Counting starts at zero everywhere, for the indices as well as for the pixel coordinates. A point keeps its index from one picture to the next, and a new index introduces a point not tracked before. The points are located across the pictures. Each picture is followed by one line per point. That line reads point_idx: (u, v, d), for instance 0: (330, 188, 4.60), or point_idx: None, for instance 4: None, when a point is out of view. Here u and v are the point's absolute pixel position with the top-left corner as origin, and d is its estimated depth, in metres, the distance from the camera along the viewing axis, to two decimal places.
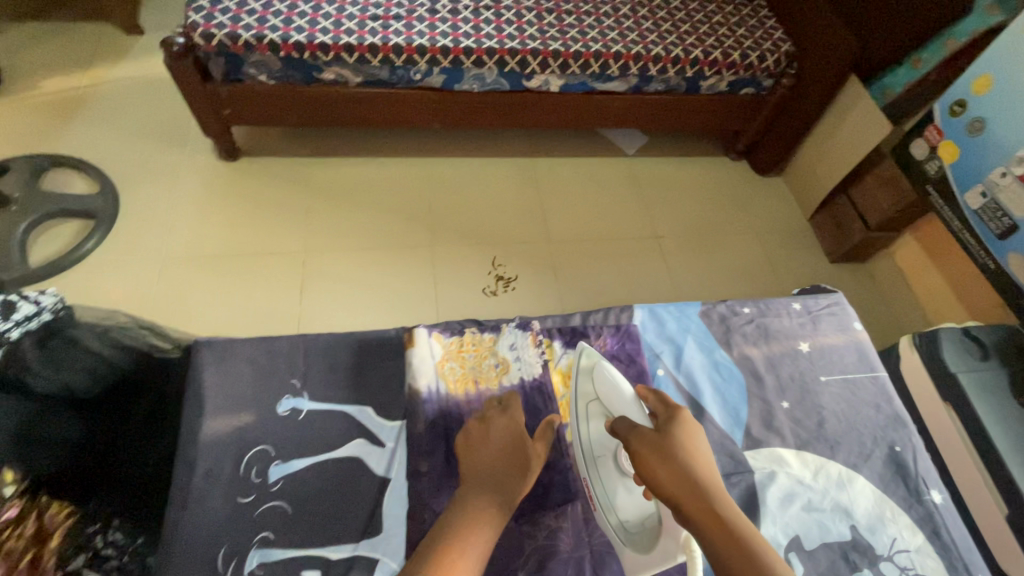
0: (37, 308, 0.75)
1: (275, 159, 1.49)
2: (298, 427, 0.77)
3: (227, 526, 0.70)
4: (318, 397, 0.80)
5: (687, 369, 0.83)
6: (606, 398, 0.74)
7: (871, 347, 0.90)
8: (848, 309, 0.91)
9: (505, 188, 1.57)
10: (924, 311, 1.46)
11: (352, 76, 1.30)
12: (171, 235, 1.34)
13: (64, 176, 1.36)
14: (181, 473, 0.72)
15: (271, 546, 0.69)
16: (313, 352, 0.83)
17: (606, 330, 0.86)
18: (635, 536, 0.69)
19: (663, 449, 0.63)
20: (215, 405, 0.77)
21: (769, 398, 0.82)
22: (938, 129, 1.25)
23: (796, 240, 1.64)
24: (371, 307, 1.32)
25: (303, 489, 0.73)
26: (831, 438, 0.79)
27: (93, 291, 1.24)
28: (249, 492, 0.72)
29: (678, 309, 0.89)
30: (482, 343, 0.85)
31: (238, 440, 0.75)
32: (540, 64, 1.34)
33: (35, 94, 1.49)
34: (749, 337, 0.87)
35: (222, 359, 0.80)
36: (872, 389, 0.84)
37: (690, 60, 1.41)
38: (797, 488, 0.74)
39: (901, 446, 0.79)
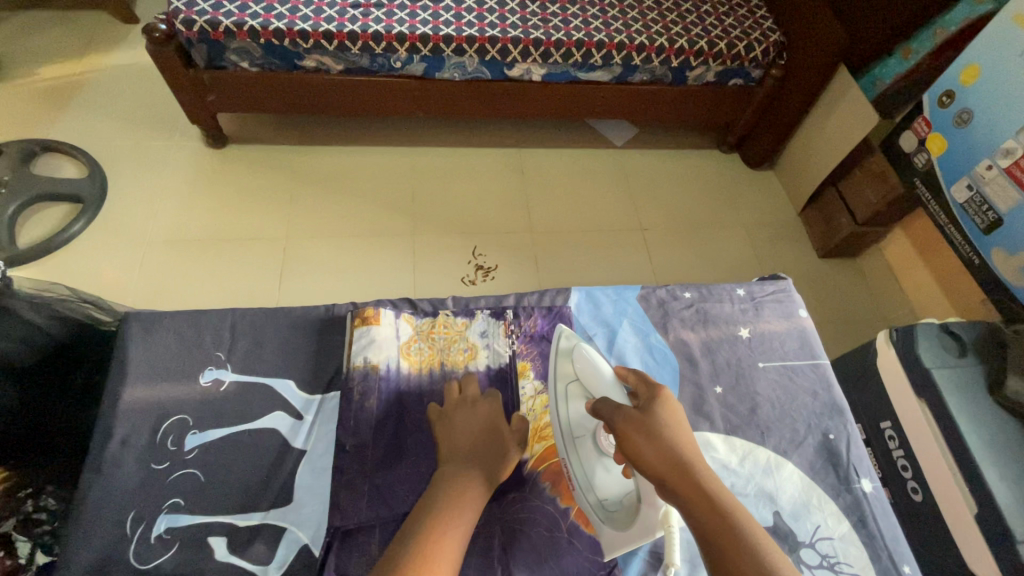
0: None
1: (262, 146, 1.51)
2: (217, 398, 0.79)
3: (139, 491, 0.71)
4: (240, 368, 0.81)
5: (619, 352, 0.83)
6: (587, 379, 0.73)
7: (816, 334, 0.88)
8: (794, 296, 0.90)
9: (489, 177, 1.56)
10: (912, 308, 1.43)
11: (333, 64, 1.30)
12: (156, 220, 1.37)
13: (54, 160, 1.39)
14: (97, 439, 0.73)
15: (180, 511, 0.70)
16: (241, 326, 0.85)
17: (537, 311, 0.88)
18: (613, 514, 0.69)
19: (647, 423, 0.62)
20: (137, 375, 0.78)
21: (702, 382, 0.81)
22: (927, 121, 1.23)
23: (785, 233, 1.61)
24: (349, 293, 1.33)
25: (216, 458, 0.74)
26: (762, 424, 0.78)
27: (76, 272, 1.26)
28: (163, 459, 0.73)
29: (616, 292, 0.89)
30: (453, 326, 0.86)
31: (158, 409, 0.76)
32: (521, 52, 1.33)
33: (31, 80, 1.52)
34: (686, 321, 0.86)
35: (149, 330, 0.81)
36: (810, 377, 0.82)
37: (675, 49, 1.38)
38: (720, 473, 0.73)
39: (835, 434, 0.78)
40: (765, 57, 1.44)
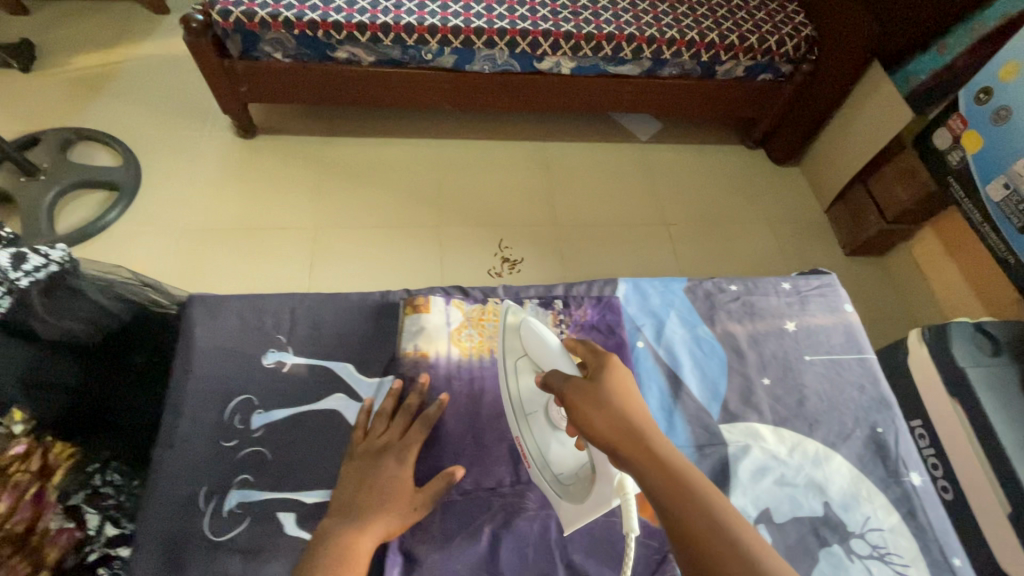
0: (45, 259, 0.69)
1: (290, 137, 1.53)
2: (279, 379, 0.80)
3: (210, 466, 0.73)
4: (303, 352, 0.82)
5: (667, 343, 0.83)
6: (530, 353, 0.72)
7: (862, 329, 0.88)
8: (839, 291, 0.90)
9: (514, 170, 1.57)
10: (940, 306, 1.42)
11: (365, 55, 1.31)
12: (188, 208, 1.39)
13: (90, 148, 1.42)
14: (171, 417, 0.76)
15: (250, 487, 0.72)
16: (300, 311, 0.85)
17: (587, 301, 0.86)
18: (570, 487, 0.69)
19: (601, 394, 0.58)
20: (201, 355, 0.79)
21: (749, 373, 0.81)
22: (962, 117, 1.21)
23: (811, 230, 1.60)
24: (377, 283, 1.35)
25: (282, 437, 0.76)
26: (810, 416, 0.78)
27: (112, 259, 1.29)
28: (232, 437, 0.75)
29: (663, 284, 0.89)
30: (502, 314, 0.87)
31: (225, 390, 0.78)
32: (551, 45, 1.33)
33: (65, 69, 1.55)
34: (733, 314, 0.86)
35: (212, 313, 0.82)
36: (857, 370, 0.82)
37: (706, 43, 1.38)
38: (770, 463, 0.73)
39: (883, 427, 0.78)
40: (796, 52, 1.43)
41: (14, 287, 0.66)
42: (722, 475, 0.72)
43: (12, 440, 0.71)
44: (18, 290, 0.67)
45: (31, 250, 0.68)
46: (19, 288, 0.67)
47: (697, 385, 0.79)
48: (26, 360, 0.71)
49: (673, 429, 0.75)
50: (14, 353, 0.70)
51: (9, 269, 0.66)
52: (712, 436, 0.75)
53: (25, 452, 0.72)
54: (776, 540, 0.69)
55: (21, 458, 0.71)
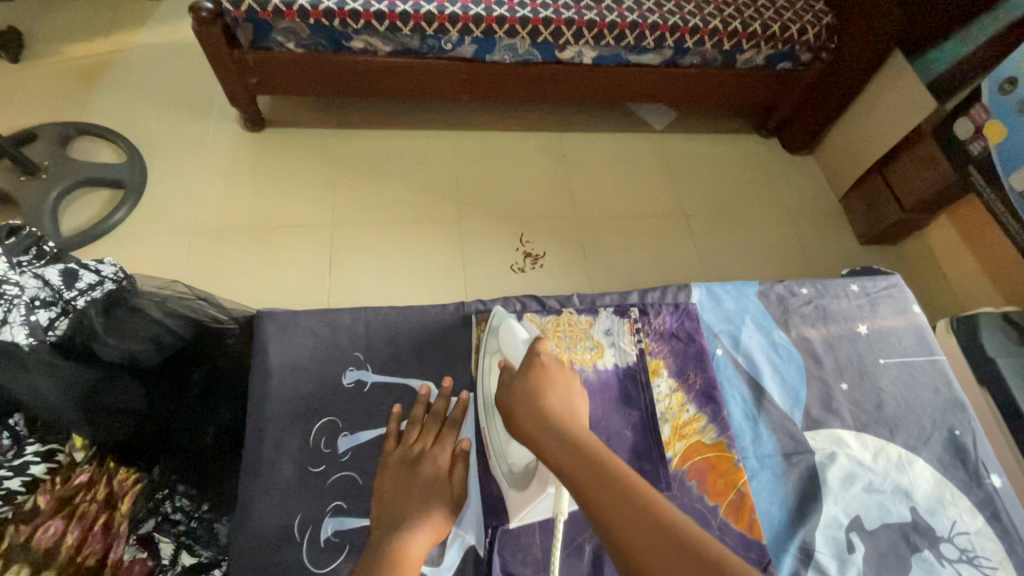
0: (98, 278, 0.79)
1: (301, 130, 1.47)
2: (362, 398, 0.78)
3: (301, 494, 0.70)
4: (380, 369, 0.80)
5: (745, 350, 0.83)
6: (505, 350, 0.73)
7: (930, 330, 0.89)
8: (906, 292, 0.91)
9: (532, 162, 1.54)
10: (956, 294, 1.44)
11: (382, 45, 1.26)
12: (199, 206, 1.34)
13: (91, 144, 1.35)
14: (253, 442, 0.73)
15: (345, 514, 0.70)
16: (374, 326, 0.83)
17: (665, 308, 0.85)
18: (518, 476, 0.68)
19: (522, 393, 0.61)
20: (280, 376, 0.77)
21: (828, 379, 0.82)
22: (985, 108, 1.21)
23: (828, 220, 1.61)
24: (400, 281, 1.32)
25: (371, 460, 0.73)
26: (890, 421, 0.79)
27: (122, 260, 1.24)
28: (320, 462, 0.72)
29: (735, 288, 0.88)
30: (578, 324, 0.83)
31: (307, 412, 0.75)
32: (574, 34, 1.30)
33: (58, 59, 1.47)
34: (807, 318, 0.86)
35: (286, 330, 0.80)
36: (930, 373, 0.84)
37: (729, 32, 1.35)
38: (857, 470, 0.74)
39: (961, 430, 0.79)
40: (817, 40, 1.41)
41: (73, 306, 0.78)
42: (811, 484, 0.73)
43: (78, 469, 0.79)
44: (76, 309, 0.78)
45: (83, 269, 0.80)
46: (77, 308, 0.78)
47: (779, 391, 0.80)
48: (85, 378, 0.78)
49: (760, 438, 0.76)
50: (75, 372, 0.77)
51: (66, 288, 0.77)
52: (798, 444, 0.76)
53: (90, 481, 0.79)
54: (870, 549, 0.70)
55: (87, 487, 0.79)
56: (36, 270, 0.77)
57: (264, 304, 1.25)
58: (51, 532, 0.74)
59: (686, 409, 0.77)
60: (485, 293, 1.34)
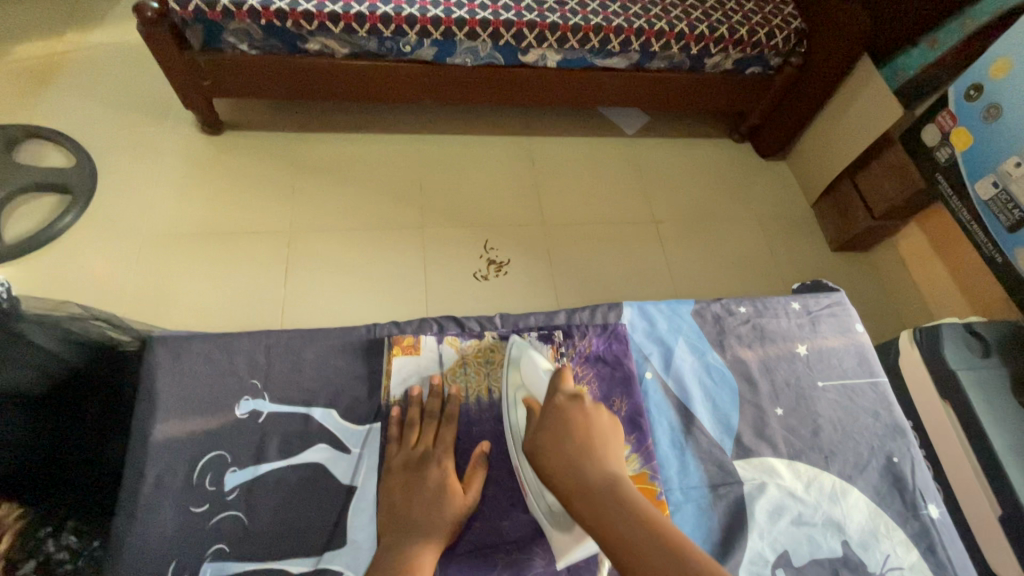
0: None
1: (260, 133, 1.43)
2: (256, 430, 0.74)
3: (181, 538, 0.67)
4: (279, 398, 0.77)
5: (677, 373, 0.81)
6: (529, 383, 0.74)
7: (872, 349, 0.87)
8: (849, 310, 0.89)
9: (499, 167, 1.51)
10: (926, 302, 1.42)
11: (338, 47, 1.23)
12: (148, 212, 1.29)
13: (39, 148, 1.31)
14: (130, 481, 0.69)
15: (227, 558, 0.66)
16: (276, 350, 0.80)
17: (592, 330, 0.82)
18: (559, 517, 0.68)
19: (550, 441, 0.61)
20: (167, 405, 0.73)
21: (762, 404, 0.79)
22: (952, 113, 1.20)
23: (798, 226, 1.59)
24: (357, 292, 1.28)
25: (260, 499, 0.70)
26: (826, 448, 0.77)
27: (67, 269, 1.19)
28: (203, 501, 0.69)
29: (669, 307, 0.86)
30: (501, 350, 0.83)
31: (192, 446, 0.72)
32: (537, 37, 1.26)
33: (9, 60, 1.42)
34: (743, 338, 0.84)
35: (177, 356, 0.76)
36: (871, 396, 0.82)
37: (696, 35, 1.33)
38: (787, 501, 0.72)
39: (899, 457, 0.78)
40: (786, 45, 1.39)
41: None
42: (737, 518, 0.71)
43: None
44: None
45: None
46: None
47: (709, 419, 0.78)
48: None
49: (686, 469, 0.74)
50: None
51: None
52: (727, 474, 0.73)
53: None
54: None
55: None
56: None
57: (214, 313, 1.21)
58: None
59: None
60: (447, 303, 1.30)
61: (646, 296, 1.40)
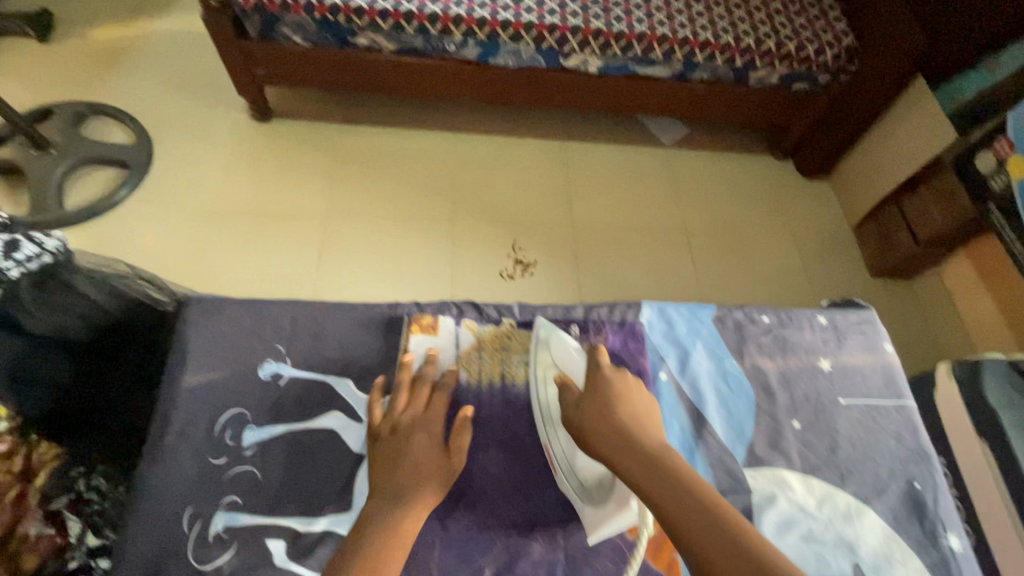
0: (39, 249, 0.75)
1: (305, 123, 1.49)
2: (276, 392, 0.77)
3: (198, 484, 0.70)
4: (299, 364, 0.79)
5: (691, 376, 0.79)
6: (563, 363, 0.76)
7: (901, 371, 0.84)
8: (878, 329, 0.86)
9: (533, 169, 1.52)
10: (969, 336, 1.36)
11: (386, 43, 1.27)
12: (196, 190, 1.36)
13: (104, 124, 1.40)
14: (157, 428, 0.73)
15: (238, 510, 0.69)
16: (299, 319, 0.83)
17: (608, 326, 0.82)
18: (593, 491, 0.70)
19: (596, 405, 0.62)
20: (196, 360, 0.77)
21: (779, 416, 0.77)
22: (1010, 141, 1.12)
23: (837, 248, 1.54)
24: (386, 281, 1.31)
25: (274, 457, 0.73)
26: (842, 465, 0.75)
27: (119, 237, 1.27)
28: (222, 454, 0.72)
29: (690, 310, 0.85)
30: (517, 337, 0.85)
31: (214, 402, 0.75)
32: (579, 42, 1.28)
33: (84, 41, 1.52)
34: (764, 348, 0.82)
35: (207, 318, 0.80)
36: (895, 418, 0.79)
37: (741, 48, 1.32)
38: (797, 516, 0.70)
39: (921, 483, 0.74)
40: (835, 61, 1.35)
41: (6, 277, 0.74)
42: None
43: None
44: (9, 280, 0.74)
45: (24, 238, 0.74)
46: (10, 278, 0.74)
47: (721, 425, 0.76)
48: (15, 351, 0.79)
49: (694, 471, 0.72)
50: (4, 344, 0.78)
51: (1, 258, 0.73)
52: (735, 482, 0.72)
53: (9, 451, 0.80)
54: None
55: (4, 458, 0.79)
56: None
57: (250, 291, 1.26)
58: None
59: None
60: (472, 299, 1.32)
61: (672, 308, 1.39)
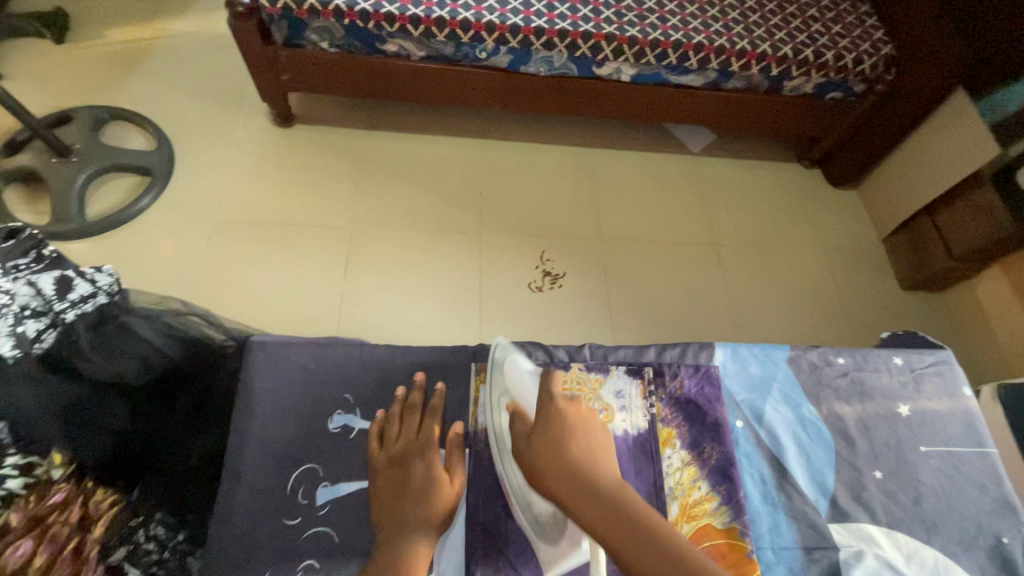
0: (92, 288, 0.82)
1: (328, 129, 1.46)
2: (346, 444, 0.76)
3: (274, 548, 0.68)
4: (369, 414, 0.78)
5: (769, 424, 0.79)
6: (515, 388, 0.74)
7: (980, 416, 0.84)
8: (956, 371, 0.85)
9: (559, 178, 1.49)
10: (1003, 355, 1.34)
11: (415, 50, 1.24)
12: (219, 199, 1.33)
13: (124, 129, 1.37)
14: (228, 485, 0.71)
15: (314, 574, 0.67)
16: (363, 362, 0.82)
17: (684, 370, 0.81)
18: (547, 528, 0.69)
19: (547, 443, 0.62)
20: (265, 413, 0.76)
21: (860, 465, 0.78)
22: None
23: (867, 261, 1.52)
24: (413, 295, 1.28)
25: (347, 516, 0.71)
26: (928, 518, 0.75)
27: (143, 247, 1.25)
28: (296, 514, 0.70)
29: (763, 352, 0.84)
30: (587, 382, 0.79)
31: (286, 457, 0.74)
32: (614, 50, 1.25)
33: (101, 42, 1.49)
34: (841, 393, 0.82)
35: (275, 363, 0.79)
36: (978, 468, 0.79)
37: (778, 57, 1.28)
38: (886, 573, 0.70)
39: (1008, 537, 0.74)
40: (873, 71, 1.33)
41: (62, 319, 0.80)
42: None
43: (53, 486, 0.76)
44: (65, 322, 0.81)
45: (79, 277, 0.81)
46: (66, 321, 0.81)
47: (804, 477, 0.76)
48: (72, 394, 0.81)
49: (778, 527, 0.73)
50: (62, 387, 0.80)
51: (59, 299, 0.79)
52: (822, 538, 0.72)
53: (64, 500, 0.75)
54: None
55: (61, 507, 0.74)
56: (29, 277, 0.75)
57: (277, 304, 1.23)
58: (18, 553, 0.67)
59: (697, 486, 0.74)
60: (500, 312, 1.29)
61: (702, 321, 1.36)
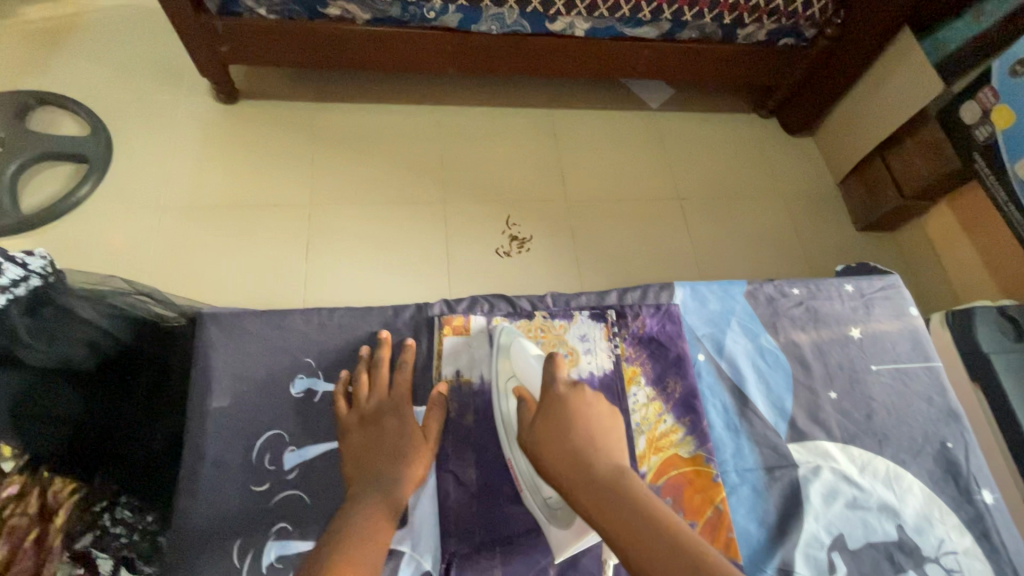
0: (24, 272, 0.73)
1: (276, 103, 1.40)
2: (312, 408, 0.75)
3: (242, 515, 0.68)
4: (332, 377, 0.78)
5: (729, 355, 0.82)
6: (519, 371, 0.73)
7: (927, 334, 0.88)
8: (903, 293, 0.90)
9: (520, 141, 1.47)
10: (952, 285, 1.41)
11: (359, 12, 1.18)
12: (166, 183, 1.27)
13: (52, 115, 1.28)
14: (190, 460, 0.70)
15: (289, 537, 0.67)
16: (328, 328, 0.81)
17: (646, 310, 0.84)
18: (558, 512, 0.66)
19: (546, 430, 0.60)
20: (222, 385, 0.75)
21: (816, 388, 0.81)
22: (994, 91, 1.14)
23: (823, 205, 1.56)
24: (379, 268, 1.26)
25: (317, 477, 0.71)
26: (879, 432, 0.79)
27: (87, 239, 1.18)
28: (264, 480, 0.70)
29: (722, 288, 0.87)
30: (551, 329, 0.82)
31: (250, 426, 0.73)
32: (565, 4, 1.21)
33: (18, 22, 1.38)
34: (797, 321, 0.85)
35: (233, 335, 0.78)
36: (925, 381, 0.83)
37: (731, 4, 1.26)
38: (840, 484, 0.74)
39: (953, 442, 0.79)
40: (822, 15, 1.32)
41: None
42: (793, 498, 0.73)
43: (7, 479, 0.80)
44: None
45: (8, 261, 0.71)
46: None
47: (764, 404, 0.79)
48: (17, 385, 0.76)
49: (741, 452, 0.76)
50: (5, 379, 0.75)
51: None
52: (782, 457, 0.75)
53: (19, 492, 0.80)
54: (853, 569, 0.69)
55: (19, 498, 0.79)
56: None
57: (238, 288, 1.20)
58: None
59: (662, 419, 0.76)
60: (470, 279, 1.29)
61: (669, 274, 1.39)
